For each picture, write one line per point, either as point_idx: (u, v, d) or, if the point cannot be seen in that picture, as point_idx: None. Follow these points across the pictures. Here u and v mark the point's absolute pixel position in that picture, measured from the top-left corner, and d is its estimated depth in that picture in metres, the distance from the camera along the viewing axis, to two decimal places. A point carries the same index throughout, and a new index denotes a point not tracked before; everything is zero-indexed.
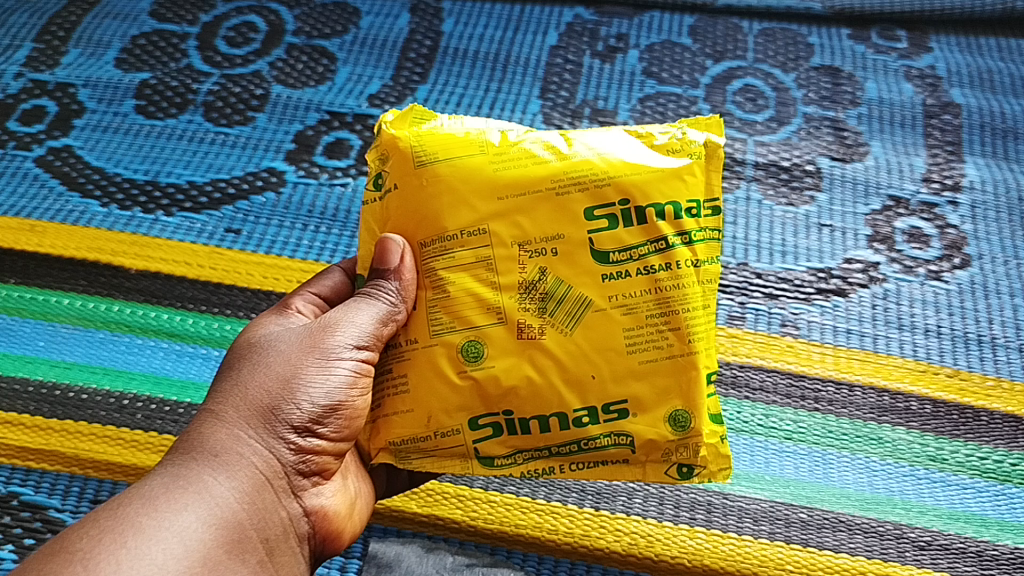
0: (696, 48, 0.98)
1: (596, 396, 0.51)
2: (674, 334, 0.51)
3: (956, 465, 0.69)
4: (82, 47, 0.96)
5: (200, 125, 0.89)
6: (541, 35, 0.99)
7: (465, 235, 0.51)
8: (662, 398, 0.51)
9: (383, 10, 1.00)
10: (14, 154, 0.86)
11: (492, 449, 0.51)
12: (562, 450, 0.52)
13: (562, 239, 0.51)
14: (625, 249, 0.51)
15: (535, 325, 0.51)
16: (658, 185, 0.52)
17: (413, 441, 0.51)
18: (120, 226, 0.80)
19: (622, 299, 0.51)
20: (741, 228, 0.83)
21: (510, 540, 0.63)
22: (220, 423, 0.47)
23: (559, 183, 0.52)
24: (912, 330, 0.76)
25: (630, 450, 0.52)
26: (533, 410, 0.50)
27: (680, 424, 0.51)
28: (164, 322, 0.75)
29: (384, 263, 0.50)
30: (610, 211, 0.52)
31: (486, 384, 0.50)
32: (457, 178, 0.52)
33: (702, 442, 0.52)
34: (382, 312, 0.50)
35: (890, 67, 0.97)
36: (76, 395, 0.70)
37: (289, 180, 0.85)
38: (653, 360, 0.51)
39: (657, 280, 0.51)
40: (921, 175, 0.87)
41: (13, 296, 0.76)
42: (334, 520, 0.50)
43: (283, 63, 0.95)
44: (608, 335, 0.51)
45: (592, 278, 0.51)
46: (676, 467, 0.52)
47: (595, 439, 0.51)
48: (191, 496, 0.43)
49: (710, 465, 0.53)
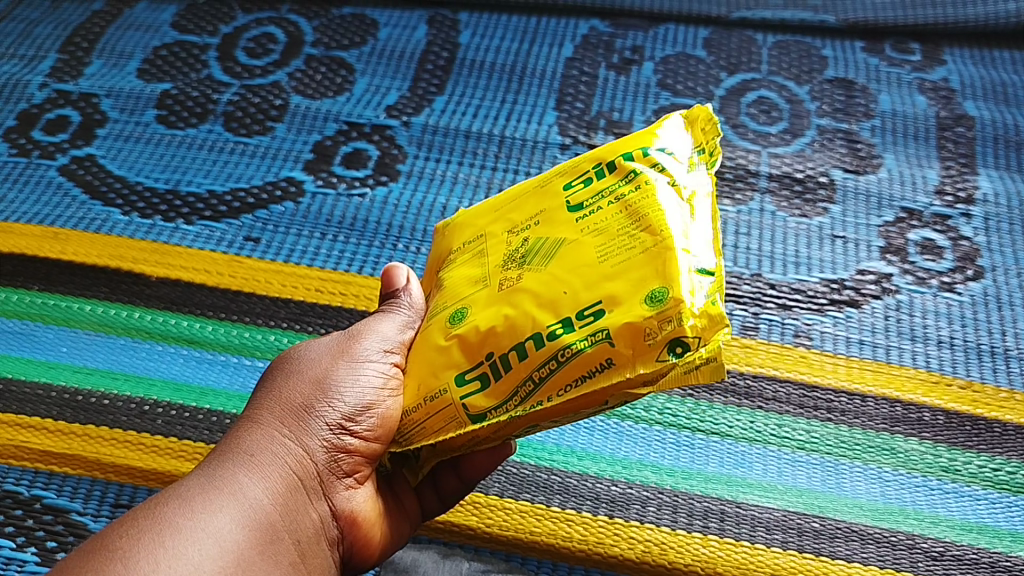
0: (710, 60, 0.99)
1: (569, 308, 0.45)
2: (646, 231, 0.45)
3: (969, 477, 0.69)
4: (105, 58, 0.97)
5: (220, 135, 0.90)
6: (557, 47, 1.00)
7: (465, 246, 0.52)
8: (638, 286, 0.43)
9: (400, 22, 1.02)
10: (39, 163, 0.88)
11: (481, 403, 0.45)
12: (546, 375, 0.44)
13: (543, 211, 0.50)
14: (595, 192, 0.49)
15: (513, 275, 0.47)
16: (626, 142, 0.50)
17: (409, 416, 0.48)
18: (141, 234, 0.82)
19: (592, 226, 0.47)
20: (754, 239, 0.83)
21: (525, 547, 0.64)
22: (257, 426, 0.48)
23: (543, 179, 0.52)
24: (925, 342, 0.76)
25: (611, 345, 0.43)
26: (510, 341, 0.45)
27: (657, 299, 0.42)
28: (184, 329, 0.76)
29: (391, 286, 0.54)
30: (585, 175, 0.50)
31: (467, 335, 0.46)
32: (466, 215, 0.54)
33: (684, 308, 0.42)
34: (397, 316, 0.51)
35: (904, 80, 0.97)
36: (98, 400, 0.71)
37: (307, 190, 0.86)
38: (627, 260, 0.45)
39: (625, 201, 0.47)
40: (934, 187, 0.87)
41: (36, 302, 0.77)
42: (363, 526, 0.50)
43: (302, 73, 0.96)
44: (580, 256, 0.46)
45: (568, 225, 0.48)
46: (669, 350, 0.42)
47: (572, 348, 0.44)
48: (226, 497, 0.44)
49: (710, 343, 0.42)
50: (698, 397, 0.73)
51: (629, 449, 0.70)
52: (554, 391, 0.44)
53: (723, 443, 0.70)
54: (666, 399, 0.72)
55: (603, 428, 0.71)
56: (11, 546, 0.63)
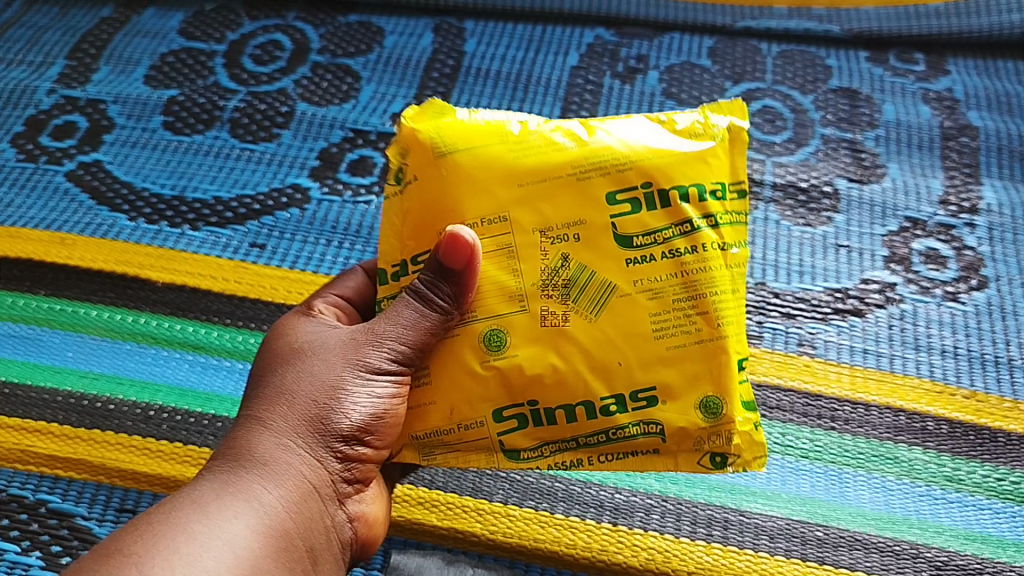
0: (715, 69, 0.99)
1: (623, 382, 0.50)
2: (702, 317, 0.50)
3: (973, 486, 0.69)
4: (112, 64, 0.98)
5: (226, 141, 0.91)
6: (563, 56, 1.00)
7: (485, 223, 0.50)
8: (692, 384, 0.50)
9: (406, 30, 1.02)
10: (46, 169, 0.88)
11: (518, 442, 0.50)
12: (590, 441, 0.51)
13: (584, 224, 0.51)
14: (648, 232, 0.50)
15: (558, 311, 0.50)
16: (681, 168, 0.51)
17: (436, 434, 0.50)
18: (148, 239, 0.82)
19: (648, 283, 0.50)
20: (759, 248, 0.84)
21: (529, 554, 0.64)
22: (267, 431, 0.48)
23: (580, 168, 0.51)
24: (928, 351, 0.77)
25: (661, 439, 0.50)
26: (558, 399, 0.50)
27: (711, 411, 0.50)
28: (189, 335, 0.76)
29: (451, 266, 0.48)
30: (632, 195, 0.51)
31: (510, 373, 0.49)
32: (478, 167, 0.50)
33: (734, 429, 0.51)
34: (436, 322, 0.49)
35: (908, 90, 0.98)
36: (104, 405, 0.71)
37: (313, 197, 0.86)
38: (681, 347, 0.50)
39: (682, 263, 0.50)
40: (939, 197, 0.88)
41: (43, 307, 0.77)
42: (372, 526, 0.52)
43: (309, 81, 0.96)
44: (633, 320, 0.50)
45: (616, 262, 0.50)
46: (709, 457, 0.51)
47: (623, 428, 0.50)
48: (240, 504, 0.44)
49: (745, 453, 0.51)
50: None
51: None
52: (593, 456, 0.51)
53: None
54: None
55: None
56: (16, 549, 0.64)
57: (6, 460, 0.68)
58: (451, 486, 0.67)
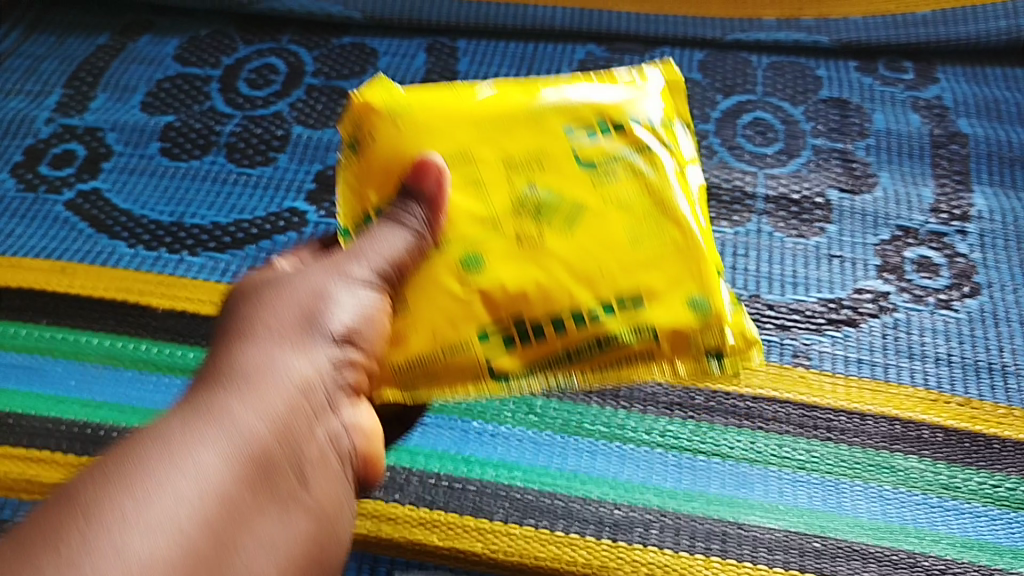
0: (706, 82, 1.00)
1: (606, 288, 0.51)
2: (669, 224, 0.53)
3: (969, 493, 0.70)
4: (109, 92, 0.99)
5: (223, 166, 0.92)
6: (555, 73, 1.01)
7: (451, 162, 0.53)
8: (672, 284, 0.52)
9: (399, 51, 1.03)
10: (46, 198, 0.89)
11: (510, 365, 0.51)
12: (582, 353, 0.51)
13: (545, 158, 0.54)
14: (606, 158, 0.54)
15: (532, 232, 0.52)
16: (629, 106, 0.56)
17: (425, 363, 0.51)
18: (147, 266, 0.83)
19: (614, 198, 0.53)
20: (752, 260, 0.84)
21: (530, 572, 0.65)
22: (245, 352, 0.44)
23: (533, 114, 0.55)
24: (923, 359, 0.77)
25: (653, 342, 0.52)
26: (544, 312, 0.51)
27: (697, 308, 0.52)
28: (190, 360, 0.77)
29: (421, 184, 0.51)
30: (588, 128, 0.55)
31: (493, 292, 0.51)
32: (437, 122, 0.54)
33: (722, 323, 0.53)
34: (410, 242, 0.50)
35: (898, 98, 0.98)
36: (107, 433, 0.72)
37: (310, 220, 0.87)
38: (656, 254, 0.53)
39: (643, 180, 0.54)
40: (930, 205, 0.88)
41: (45, 336, 0.78)
42: (371, 439, 0.48)
43: (304, 104, 0.97)
44: (606, 232, 0.53)
45: (581, 185, 0.53)
46: (702, 354, 0.52)
47: (616, 336, 0.51)
48: (212, 427, 0.40)
49: (735, 344, 0.53)
50: (698, 418, 0.73)
51: (631, 472, 0.70)
52: (586, 369, 0.52)
53: (723, 464, 0.71)
54: (667, 422, 0.73)
55: (605, 451, 0.72)
56: None
57: (12, 490, 0.69)
58: (452, 505, 0.68)
